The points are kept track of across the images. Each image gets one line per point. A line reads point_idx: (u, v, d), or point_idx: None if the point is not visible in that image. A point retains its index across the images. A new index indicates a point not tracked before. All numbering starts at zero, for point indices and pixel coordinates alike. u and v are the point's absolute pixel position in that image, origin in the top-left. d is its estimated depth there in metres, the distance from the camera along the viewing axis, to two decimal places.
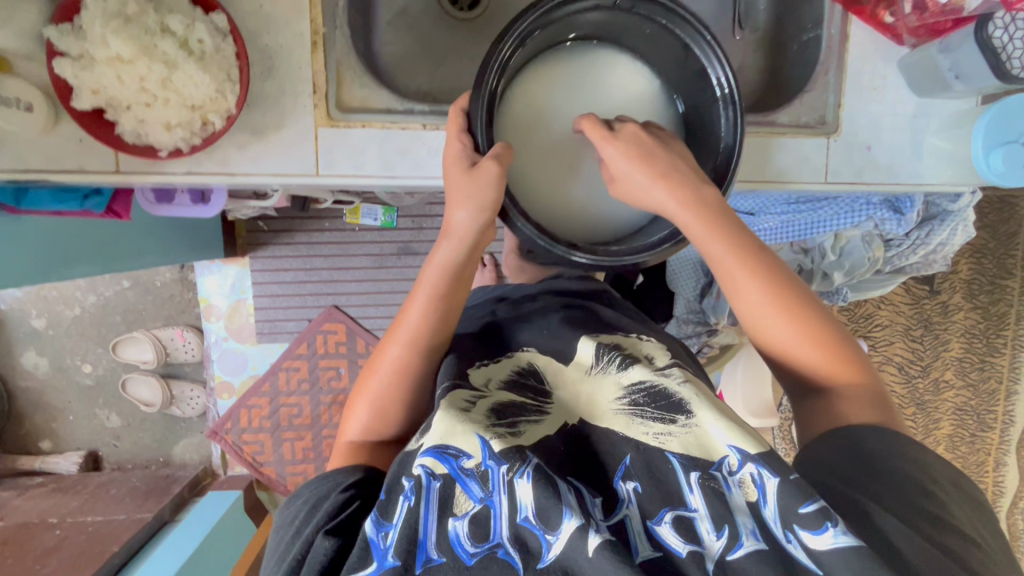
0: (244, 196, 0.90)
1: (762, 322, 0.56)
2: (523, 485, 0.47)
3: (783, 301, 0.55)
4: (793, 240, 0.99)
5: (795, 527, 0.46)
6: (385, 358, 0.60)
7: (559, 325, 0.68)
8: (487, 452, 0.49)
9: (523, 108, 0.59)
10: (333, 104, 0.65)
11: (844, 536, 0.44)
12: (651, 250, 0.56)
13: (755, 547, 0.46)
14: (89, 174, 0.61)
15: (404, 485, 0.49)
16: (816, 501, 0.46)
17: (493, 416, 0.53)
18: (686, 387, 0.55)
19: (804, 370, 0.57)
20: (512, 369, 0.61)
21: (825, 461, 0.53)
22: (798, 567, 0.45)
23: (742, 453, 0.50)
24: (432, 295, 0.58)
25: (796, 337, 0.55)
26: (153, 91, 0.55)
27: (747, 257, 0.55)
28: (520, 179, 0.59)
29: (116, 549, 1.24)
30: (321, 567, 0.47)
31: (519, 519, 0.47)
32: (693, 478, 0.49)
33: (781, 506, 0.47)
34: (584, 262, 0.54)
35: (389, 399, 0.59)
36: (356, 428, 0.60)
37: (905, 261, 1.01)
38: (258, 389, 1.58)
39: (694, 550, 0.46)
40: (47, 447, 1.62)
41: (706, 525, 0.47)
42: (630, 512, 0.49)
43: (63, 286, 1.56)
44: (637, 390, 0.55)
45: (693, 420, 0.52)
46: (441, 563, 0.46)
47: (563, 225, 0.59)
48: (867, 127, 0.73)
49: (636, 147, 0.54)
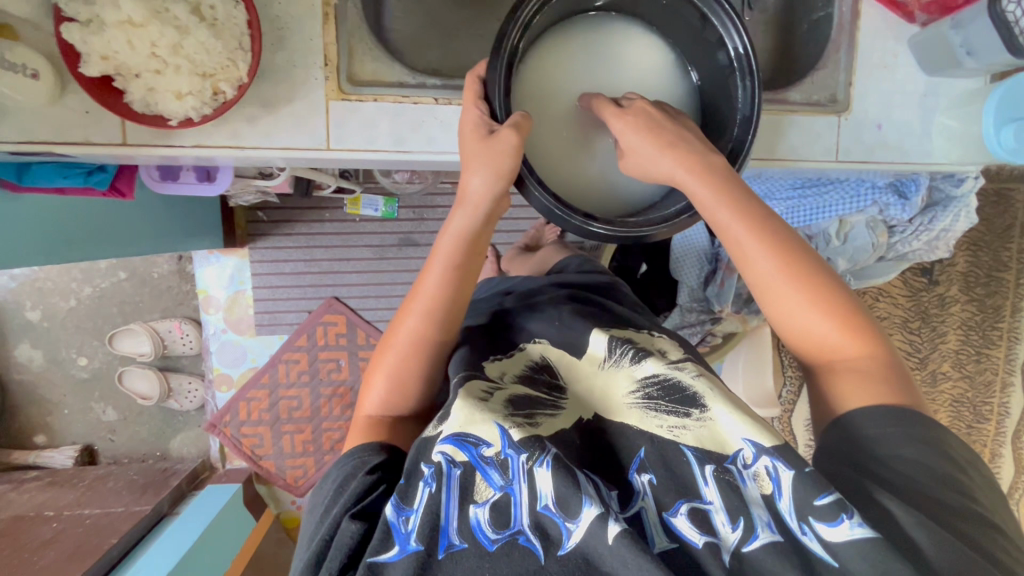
0: (249, 174, 0.87)
1: (770, 290, 0.56)
2: (543, 474, 0.48)
3: (792, 268, 0.55)
4: (797, 226, 0.98)
5: (811, 520, 0.46)
6: (402, 331, 0.59)
7: (569, 311, 0.68)
8: (506, 441, 0.50)
9: (539, 75, 0.59)
10: (345, 78, 0.65)
11: (861, 528, 0.45)
12: (669, 222, 0.56)
13: (770, 540, 0.46)
14: (95, 145, 0.60)
15: (424, 471, 0.49)
16: (832, 493, 0.46)
17: (511, 406, 0.53)
18: (700, 380, 0.55)
19: (814, 339, 0.56)
20: (525, 365, 0.61)
21: (837, 448, 0.53)
22: (813, 559, 0.46)
23: (756, 447, 0.50)
24: (448, 263, 0.58)
25: (803, 304, 0.55)
26: (164, 57, 0.55)
27: (755, 223, 0.54)
28: (536, 151, 0.58)
29: (114, 541, 1.23)
30: (348, 551, 0.47)
31: (540, 506, 0.47)
32: (709, 472, 0.50)
33: (796, 500, 0.47)
34: (601, 232, 0.54)
35: (406, 371, 0.59)
36: (374, 402, 0.60)
37: (908, 247, 1.01)
38: (257, 381, 1.56)
39: (710, 541, 0.46)
40: (42, 441, 1.59)
41: (721, 517, 0.48)
42: (645, 503, 0.49)
43: (59, 277, 1.54)
44: (651, 384, 0.55)
45: (706, 413, 0.53)
46: (463, 549, 0.46)
47: (579, 198, 0.59)
48: (879, 105, 0.77)
49: (649, 121, 0.54)
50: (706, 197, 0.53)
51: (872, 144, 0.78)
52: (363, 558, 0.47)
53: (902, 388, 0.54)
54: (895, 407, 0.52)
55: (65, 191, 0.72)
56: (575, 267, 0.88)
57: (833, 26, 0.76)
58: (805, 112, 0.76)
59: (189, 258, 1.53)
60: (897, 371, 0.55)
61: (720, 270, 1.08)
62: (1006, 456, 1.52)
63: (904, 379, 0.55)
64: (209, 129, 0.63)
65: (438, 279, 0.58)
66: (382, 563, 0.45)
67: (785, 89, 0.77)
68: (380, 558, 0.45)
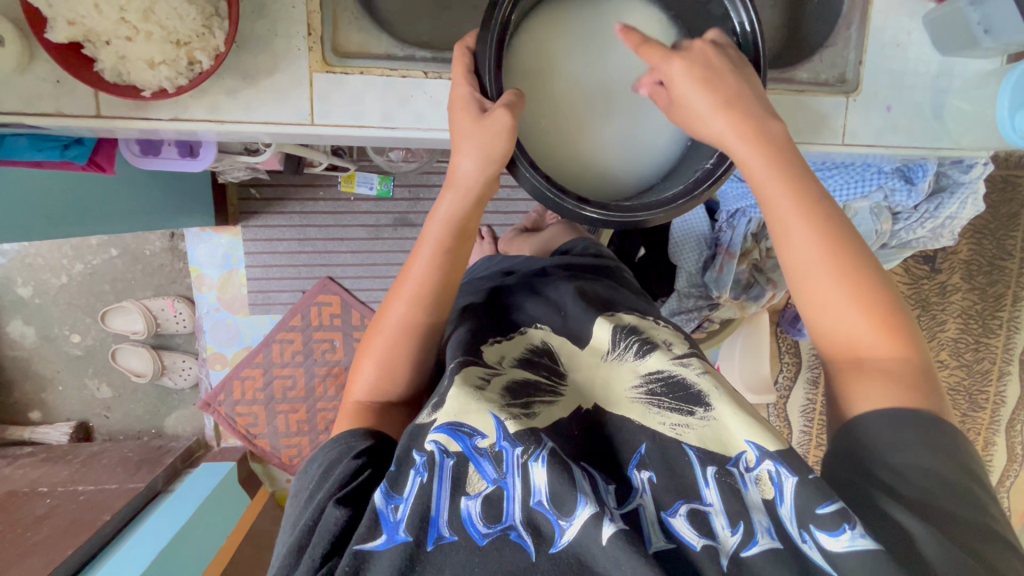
0: (234, 150, 0.84)
1: (801, 276, 0.54)
2: (538, 470, 0.47)
3: (836, 251, 0.53)
4: None
5: (811, 528, 0.45)
6: (391, 318, 0.57)
7: (570, 297, 0.66)
8: (502, 433, 0.49)
9: (534, 52, 0.56)
10: (330, 50, 0.62)
11: (862, 539, 0.44)
12: (665, 206, 0.54)
13: (769, 546, 0.45)
14: (69, 117, 0.58)
15: (416, 460, 0.48)
16: (834, 503, 0.45)
17: (508, 396, 0.52)
18: (705, 378, 0.55)
19: (844, 331, 0.54)
20: (526, 348, 0.60)
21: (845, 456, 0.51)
22: (812, 567, 0.44)
23: (760, 450, 0.49)
24: (440, 247, 0.55)
25: (842, 289, 0.53)
26: (134, 23, 0.52)
27: (799, 200, 0.53)
28: (531, 126, 0.56)
29: (108, 517, 1.23)
30: (331, 537, 0.46)
31: (533, 502, 0.46)
32: (710, 473, 0.49)
33: (798, 505, 0.46)
34: (594, 216, 0.52)
35: (396, 358, 0.57)
36: (364, 388, 0.58)
37: (912, 235, 1.01)
38: (252, 360, 1.56)
39: (708, 544, 0.46)
40: (37, 417, 1.60)
41: (721, 520, 0.47)
42: (643, 501, 0.48)
43: (49, 253, 1.52)
44: (654, 379, 0.55)
45: (711, 413, 0.52)
46: (454, 541, 0.45)
47: (572, 179, 0.57)
48: (887, 87, 0.74)
49: (703, 65, 0.51)
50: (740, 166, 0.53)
51: (880, 126, 0.75)
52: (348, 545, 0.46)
53: (928, 398, 0.51)
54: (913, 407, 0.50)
55: (41, 164, 0.69)
56: (580, 250, 0.85)
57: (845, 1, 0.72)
58: (811, 92, 0.73)
59: (181, 236, 1.52)
60: (927, 382, 0.52)
61: (719, 256, 1.08)
62: (1000, 444, 1.53)
63: (936, 391, 0.52)
64: (188, 102, 0.60)
65: (428, 263, 0.56)
66: (369, 551, 0.44)
67: (792, 68, 0.75)
68: (366, 546, 0.44)
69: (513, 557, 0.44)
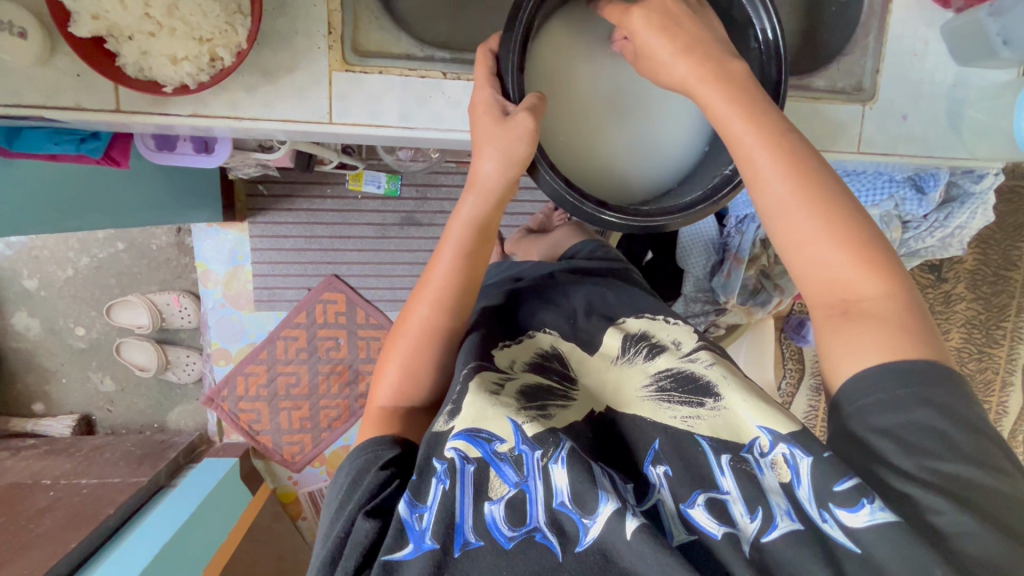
0: (248, 147, 0.84)
1: (784, 224, 0.50)
2: (558, 470, 0.47)
3: (811, 189, 0.49)
4: None
5: (831, 507, 0.45)
6: (412, 321, 0.57)
7: (582, 306, 0.66)
8: (520, 436, 0.49)
9: (554, 56, 0.56)
10: (349, 49, 0.62)
11: (882, 513, 0.43)
12: (685, 210, 0.54)
13: (790, 529, 0.45)
14: (89, 111, 0.58)
15: (437, 467, 0.48)
16: (851, 478, 0.45)
17: (523, 398, 0.53)
18: (714, 369, 0.56)
19: (826, 279, 0.50)
20: (536, 352, 0.59)
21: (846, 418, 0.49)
22: (835, 547, 0.44)
23: (773, 434, 0.50)
24: (460, 248, 0.55)
25: (818, 231, 0.49)
26: (159, 19, 0.53)
27: (772, 137, 0.49)
28: (555, 130, 0.56)
29: (110, 511, 1.23)
30: (363, 549, 0.46)
31: (556, 503, 0.46)
32: (725, 462, 0.50)
33: (815, 486, 0.46)
34: (614, 221, 0.52)
35: (417, 361, 0.57)
36: (387, 393, 0.58)
37: (921, 243, 1.01)
38: (255, 356, 1.56)
39: (728, 532, 0.46)
40: (40, 410, 1.60)
41: (739, 508, 0.47)
42: (662, 496, 0.49)
43: (56, 246, 1.53)
44: (663, 377, 0.56)
45: (721, 402, 0.53)
46: (480, 546, 0.45)
47: (595, 183, 0.57)
48: (903, 96, 0.74)
49: (660, 15, 0.51)
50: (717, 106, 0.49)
51: (895, 135, 0.75)
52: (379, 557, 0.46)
53: (923, 340, 0.48)
54: (907, 361, 0.47)
55: (58, 158, 0.69)
56: (588, 252, 0.86)
57: (862, 10, 0.72)
58: (827, 100, 0.73)
59: (187, 231, 1.52)
60: (919, 320, 0.49)
61: (727, 261, 1.09)
62: None
63: (930, 332, 0.49)
64: (207, 97, 0.60)
65: (448, 265, 0.56)
66: (398, 560, 0.44)
67: (808, 76, 0.75)
68: (395, 556, 0.45)
69: (539, 558, 0.44)
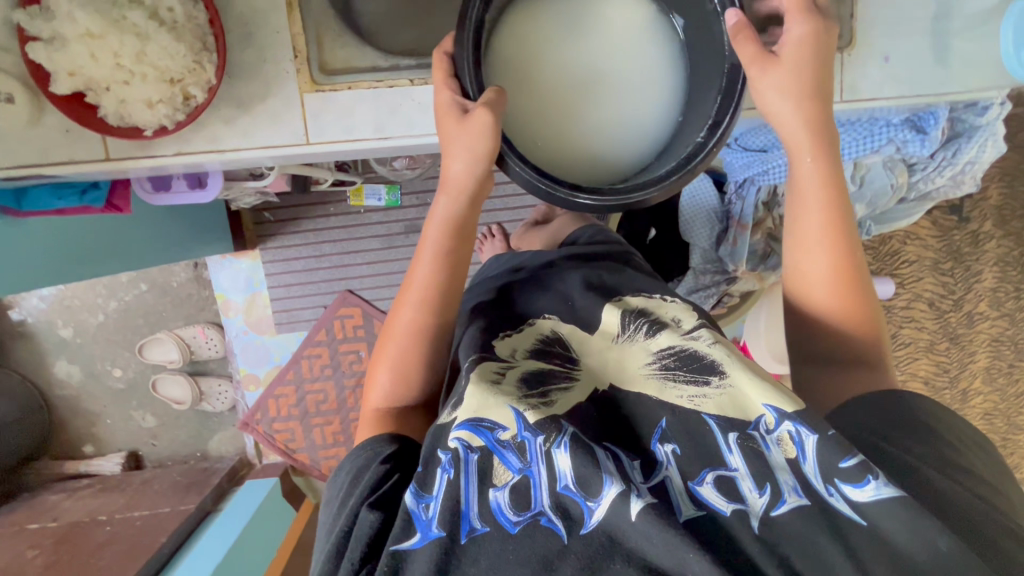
0: (240, 177, 0.87)
1: (816, 285, 0.60)
2: (561, 455, 0.47)
3: (849, 272, 0.59)
4: None
5: (836, 482, 0.46)
6: (400, 323, 0.58)
7: (578, 289, 0.66)
8: (522, 423, 0.50)
9: (514, 46, 0.56)
10: (317, 69, 0.64)
11: (886, 488, 0.45)
12: (659, 183, 0.54)
13: (798, 504, 0.45)
14: (81, 163, 0.61)
15: (441, 458, 0.49)
16: (855, 456, 0.46)
17: (524, 387, 0.53)
18: (717, 348, 0.55)
19: (843, 339, 0.60)
20: (536, 339, 0.60)
21: (869, 410, 0.55)
22: (843, 520, 0.45)
23: (778, 412, 0.49)
24: (439, 249, 0.56)
25: (841, 307, 0.59)
26: (129, 67, 0.54)
27: (833, 222, 0.58)
28: (519, 117, 0.56)
29: (163, 539, 1.28)
30: (367, 541, 0.48)
31: (560, 487, 0.47)
32: (732, 439, 0.49)
33: (821, 461, 0.47)
34: (589, 203, 0.51)
35: (409, 362, 0.58)
36: (381, 395, 0.59)
37: (930, 184, 1.01)
38: (283, 378, 1.61)
39: (738, 508, 0.45)
40: (91, 451, 1.68)
41: (748, 484, 0.47)
42: (669, 472, 0.48)
43: (85, 294, 1.60)
44: (666, 355, 0.55)
45: (726, 380, 0.53)
46: (485, 532, 0.46)
47: (566, 167, 0.57)
48: (884, 36, 0.72)
49: (795, 82, 0.54)
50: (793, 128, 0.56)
51: (880, 78, 0.73)
52: (383, 547, 0.47)
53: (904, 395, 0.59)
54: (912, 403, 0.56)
55: (67, 211, 0.73)
56: (587, 238, 0.85)
57: None
58: None
59: (203, 264, 1.57)
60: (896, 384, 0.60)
61: (732, 229, 1.09)
62: None
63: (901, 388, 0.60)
64: (188, 134, 0.62)
65: (430, 267, 0.56)
66: (405, 551, 0.46)
67: None
68: (403, 546, 0.46)
69: (544, 541, 0.45)
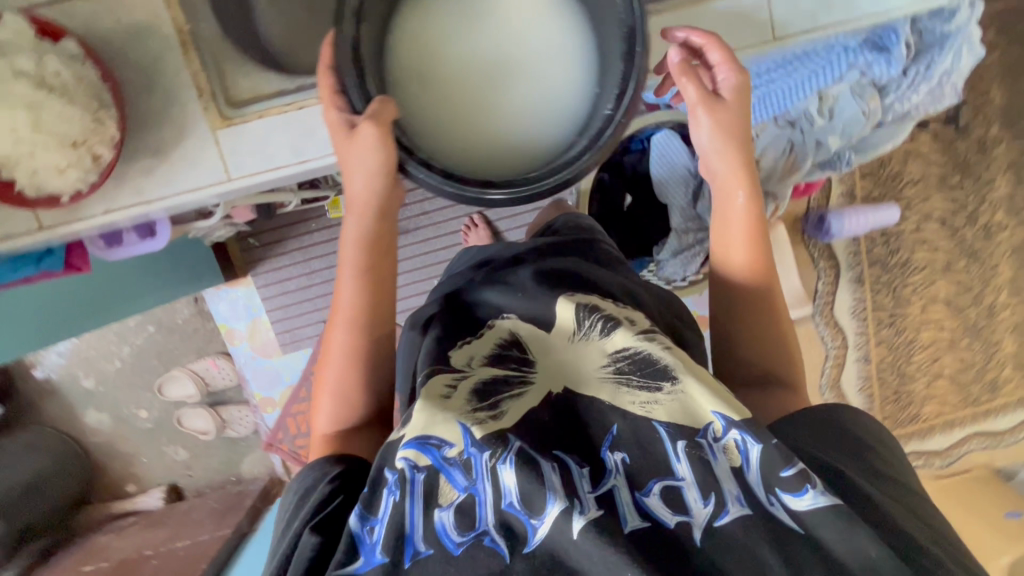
0: (188, 218, 0.86)
1: (741, 311, 0.74)
2: (507, 472, 0.50)
3: (768, 302, 0.74)
4: (776, 113, 0.96)
5: (778, 491, 0.51)
6: (335, 346, 0.60)
7: (530, 280, 0.68)
8: (468, 439, 0.52)
9: (411, 48, 0.56)
10: (224, 103, 0.63)
11: (822, 497, 0.51)
12: (572, 165, 0.51)
13: (739, 514, 0.50)
14: (17, 237, 0.62)
15: (387, 480, 0.51)
16: (796, 467, 0.51)
17: (475, 400, 0.56)
18: (669, 353, 0.58)
19: (760, 362, 0.74)
20: (495, 344, 0.62)
21: (812, 425, 0.64)
22: (780, 525, 0.50)
23: (727, 420, 0.54)
24: (359, 269, 0.58)
25: (758, 333, 0.74)
26: (26, 139, 0.53)
27: (754, 258, 0.72)
28: (425, 122, 0.55)
29: (205, 565, 1.34)
30: (308, 563, 0.48)
31: (505, 505, 0.50)
32: (680, 448, 0.53)
33: (764, 472, 0.52)
34: (502, 198, 0.49)
35: (348, 384, 0.61)
36: (325, 422, 0.61)
37: (906, 103, 0.96)
38: (297, 396, 1.64)
39: (682, 520, 0.50)
40: (134, 489, 1.77)
41: (693, 494, 0.51)
42: (617, 482, 0.52)
43: (99, 343, 1.67)
44: (621, 357, 0.58)
45: (678, 386, 0.56)
46: (429, 554, 0.48)
47: (479, 162, 0.54)
48: None
49: (727, 127, 0.67)
50: (728, 163, 0.69)
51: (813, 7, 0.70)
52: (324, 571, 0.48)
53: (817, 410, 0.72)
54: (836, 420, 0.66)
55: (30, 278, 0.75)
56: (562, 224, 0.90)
57: None
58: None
59: (202, 298, 1.61)
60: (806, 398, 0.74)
61: None
62: None
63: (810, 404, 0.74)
64: (112, 191, 0.63)
65: (353, 287, 0.59)
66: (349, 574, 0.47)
67: None
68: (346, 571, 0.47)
69: (487, 561, 0.47)
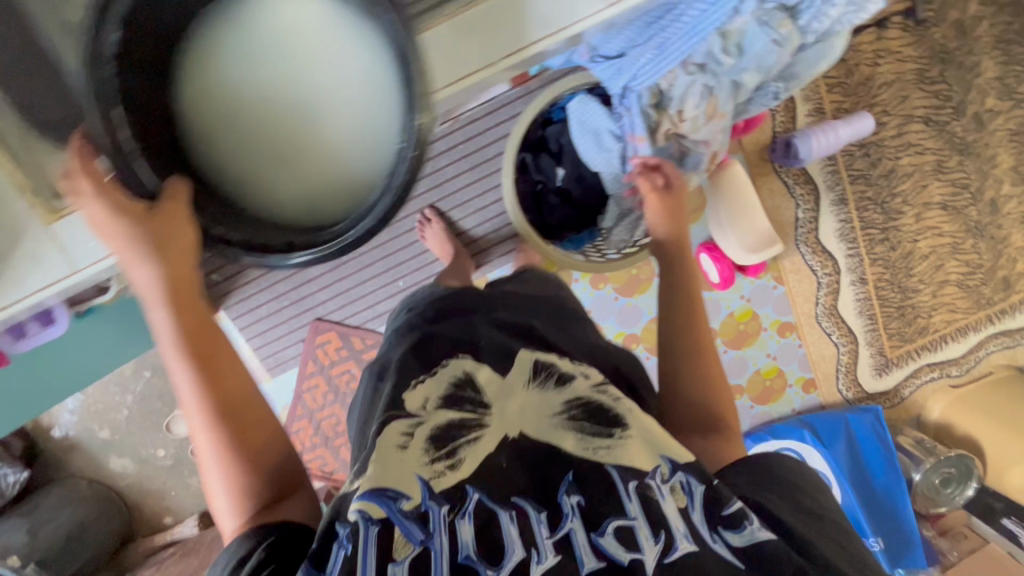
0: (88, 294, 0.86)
1: (689, 351, 0.87)
2: (465, 526, 0.65)
3: (707, 346, 0.88)
4: (681, 59, 0.90)
5: (720, 530, 0.67)
6: (202, 445, 0.67)
7: (488, 336, 0.88)
8: (426, 493, 0.67)
9: (219, 118, 0.64)
10: (51, 198, 0.69)
11: (758, 532, 0.67)
12: (373, 210, 0.57)
13: (686, 549, 0.65)
14: None
15: (338, 532, 0.62)
16: (736, 507, 0.68)
17: (435, 449, 0.72)
18: (620, 402, 0.78)
19: (703, 399, 0.85)
20: (448, 389, 0.79)
21: (750, 472, 0.76)
22: (723, 557, 0.65)
23: (673, 463, 0.72)
24: (176, 358, 0.66)
25: (707, 372, 0.86)
26: None
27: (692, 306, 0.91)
28: (249, 186, 0.64)
29: None
30: None
31: (463, 556, 0.63)
32: (632, 487, 0.70)
33: (706, 512, 0.68)
34: (305, 258, 0.57)
35: (227, 476, 0.67)
36: (229, 519, 0.67)
37: (824, 21, 0.89)
38: (294, 414, 1.69)
39: (634, 557, 0.65)
40: (171, 520, 1.88)
41: (645, 534, 0.66)
42: (573, 525, 0.67)
43: (104, 395, 1.75)
44: (576, 408, 0.77)
45: (626, 431, 0.75)
46: None
47: (300, 215, 0.63)
48: None
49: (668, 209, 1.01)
50: (674, 232, 0.99)
51: None
52: None
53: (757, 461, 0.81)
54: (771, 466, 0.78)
55: None
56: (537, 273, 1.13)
57: None
58: None
59: None
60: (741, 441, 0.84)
61: (626, 145, 1.07)
62: None
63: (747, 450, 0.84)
64: None
65: (185, 378, 0.66)
66: None
67: None
68: None
69: None
